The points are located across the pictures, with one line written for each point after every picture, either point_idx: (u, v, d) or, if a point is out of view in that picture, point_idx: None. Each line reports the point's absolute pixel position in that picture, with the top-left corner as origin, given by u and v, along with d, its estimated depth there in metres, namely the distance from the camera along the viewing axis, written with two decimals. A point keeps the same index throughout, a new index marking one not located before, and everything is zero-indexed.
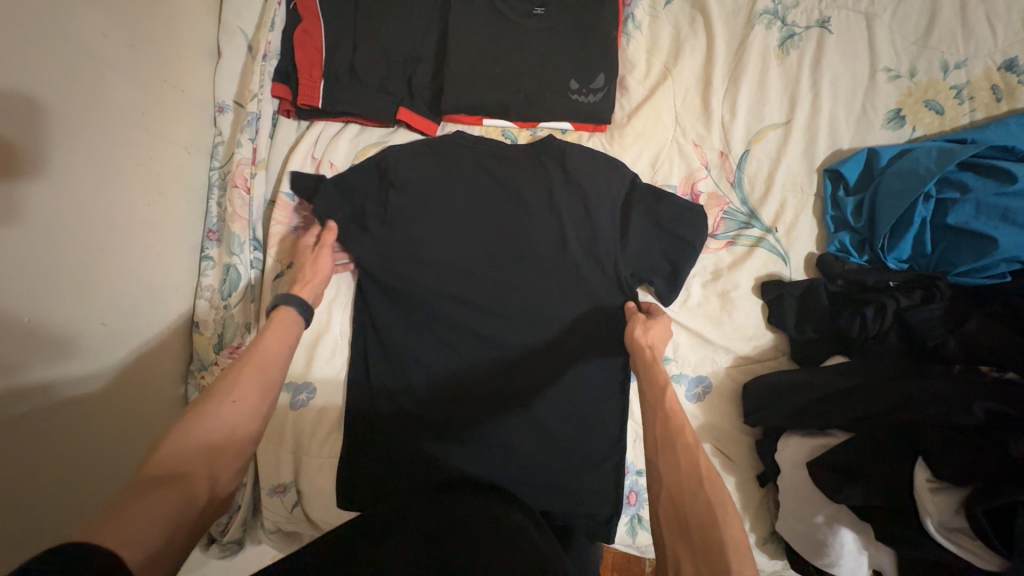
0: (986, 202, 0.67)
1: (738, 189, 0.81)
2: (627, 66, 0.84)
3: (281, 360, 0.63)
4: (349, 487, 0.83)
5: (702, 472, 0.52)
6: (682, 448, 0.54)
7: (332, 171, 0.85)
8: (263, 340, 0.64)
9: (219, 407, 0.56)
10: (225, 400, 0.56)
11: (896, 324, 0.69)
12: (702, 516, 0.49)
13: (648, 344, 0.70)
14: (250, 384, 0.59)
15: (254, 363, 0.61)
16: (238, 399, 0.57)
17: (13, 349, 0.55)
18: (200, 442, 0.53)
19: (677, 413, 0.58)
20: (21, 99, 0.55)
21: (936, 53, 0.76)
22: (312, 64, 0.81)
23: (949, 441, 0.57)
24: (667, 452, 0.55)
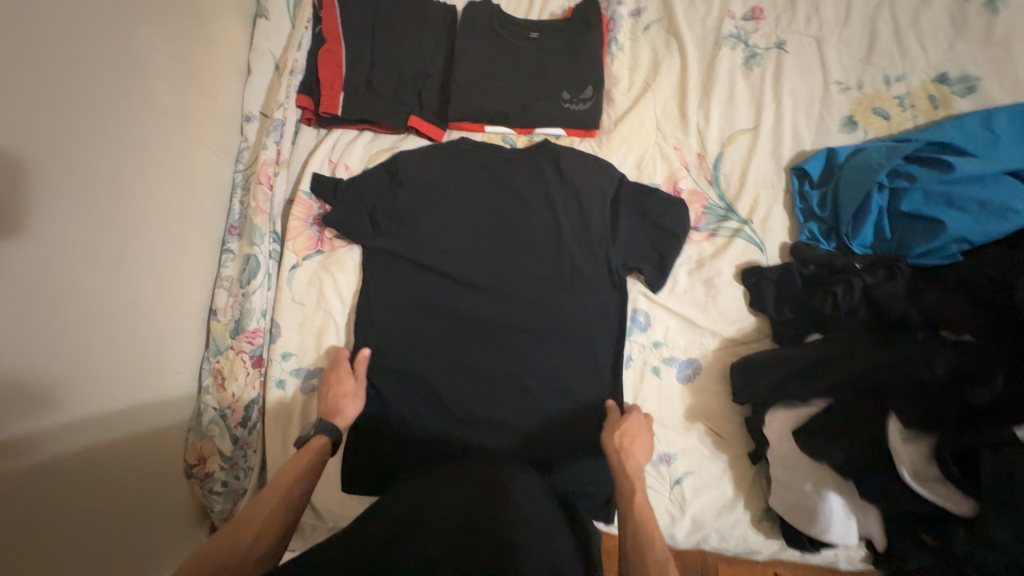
0: (932, 190, 0.76)
1: (715, 186, 0.90)
2: (613, 81, 0.94)
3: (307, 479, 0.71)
4: (356, 470, 0.85)
5: None
6: (655, 565, 0.62)
7: (347, 173, 0.93)
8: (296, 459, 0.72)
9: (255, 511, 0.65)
10: (252, 529, 0.63)
11: (863, 301, 0.74)
12: None
13: (618, 446, 0.78)
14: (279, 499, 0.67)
15: (276, 498, 0.67)
16: (260, 534, 0.63)
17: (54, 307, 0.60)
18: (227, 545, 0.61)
19: (648, 527, 0.67)
20: (79, 91, 0.63)
21: (878, 69, 0.88)
22: (333, 79, 0.91)
23: (916, 398, 0.62)
24: (640, 571, 0.62)
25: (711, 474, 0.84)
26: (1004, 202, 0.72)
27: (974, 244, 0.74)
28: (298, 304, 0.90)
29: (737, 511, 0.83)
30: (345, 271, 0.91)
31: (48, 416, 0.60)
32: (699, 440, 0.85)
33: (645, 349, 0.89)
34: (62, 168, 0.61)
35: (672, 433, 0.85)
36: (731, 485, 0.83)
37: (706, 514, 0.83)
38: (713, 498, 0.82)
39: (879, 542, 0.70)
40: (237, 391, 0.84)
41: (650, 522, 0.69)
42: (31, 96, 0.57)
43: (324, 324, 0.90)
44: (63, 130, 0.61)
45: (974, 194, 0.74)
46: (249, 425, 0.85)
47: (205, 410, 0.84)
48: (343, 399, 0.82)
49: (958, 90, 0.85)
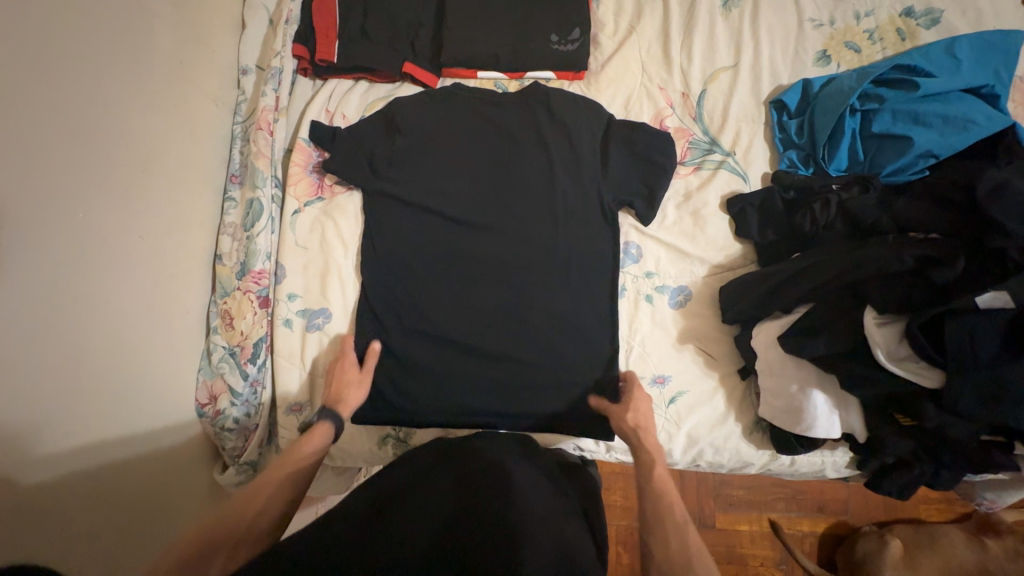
0: (900, 110, 0.81)
1: (699, 123, 0.94)
2: (599, 26, 0.98)
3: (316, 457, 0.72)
4: (365, 404, 0.88)
5: (693, 549, 0.61)
6: (673, 525, 0.64)
7: (344, 122, 0.95)
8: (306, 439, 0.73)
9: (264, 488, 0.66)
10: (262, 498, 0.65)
11: (840, 214, 0.80)
12: None
13: (635, 426, 0.79)
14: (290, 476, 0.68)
15: (286, 467, 0.69)
16: (269, 502, 0.65)
17: (63, 224, 0.62)
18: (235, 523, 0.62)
19: (667, 493, 0.69)
20: (74, 22, 0.65)
21: (849, 5, 0.93)
22: (327, 26, 0.93)
23: (887, 287, 0.68)
24: (658, 529, 0.65)
25: (704, 391, 0.88)
26: (964, 116, 0.78)
27: (940, 158, 0.80)
28: (302, 248, 0.92)
29: (729, 424, 0.87)
30: (346, 215, 0.93)
31: (69, 339, 0.62)
32: (692, 361, 0.89)
33: (638, 279, 0.93)
34: (62, 91, 0.63)
35: (666, 355, 0.90)
36: (723, 401, 0.88)
37: (701, 428, 0.87)
38: (707, 413, 0.87)
39: (859, 434, 0.75)
40: (245, 329, 0.86)
41: (670, 489, 0.70)
42: (27, 15, 0.59)
43: (327, 266, 0.92)
44: (63, 53, 0.63)
45: (938, 110, 0.79)
46: (258, 362, 0.87)
47: (215, 349, 0.87)
48: (348, 386, 0.82)
49: (923, 23, 0.91)
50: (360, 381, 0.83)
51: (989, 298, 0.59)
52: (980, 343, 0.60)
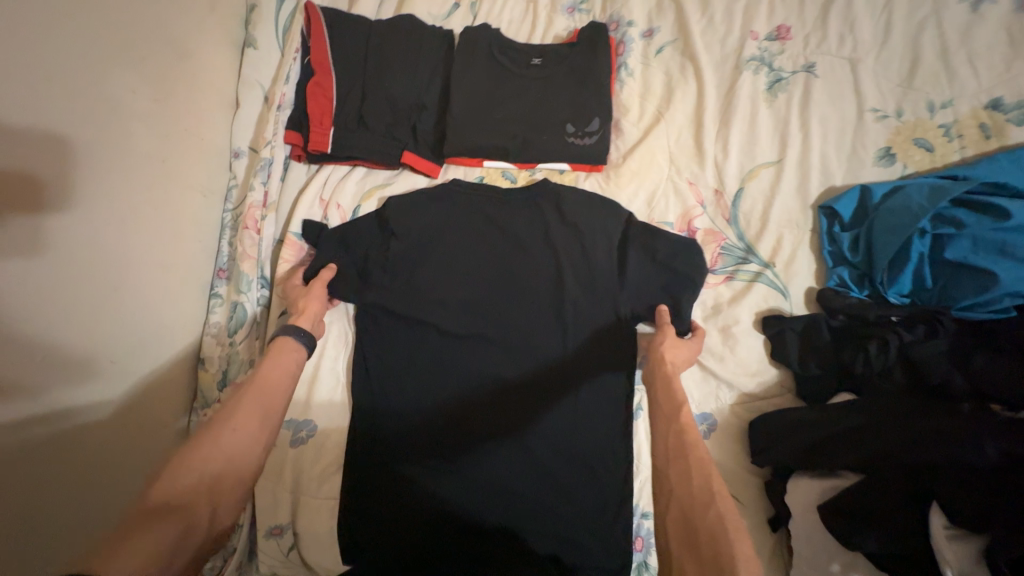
0: (984, 238, 0.67)
1: (734, 226, 0.83)
2: (622, 110, 0.87)
3: (282, 393, 0.62)
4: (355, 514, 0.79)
5: (713, 483, 0.51)
6: (691, 450, 0.55)
7: (340, 213, 0.89)
8: (267, 367, 0.64)
9: (222, 435, 0.55)
10: (229, 428, 0.55)
11: (899, 361, 0.67)
12: (711, 524, 0.48)
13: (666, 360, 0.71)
14: (254, 411, 0.58)
15: (254, 389, 0.60)
16: (238, 425, 0.56)
17: (31, 377, 0.56)
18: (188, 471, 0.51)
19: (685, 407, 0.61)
20: (50, 146, 0.58)
21: (921, 94, 0.79)
22: (322, 113, 0.86)
23: (963, 483, 0.54)
24: (668, 468, 0.55)
25: None
26: None
27: None
28: None
29: None
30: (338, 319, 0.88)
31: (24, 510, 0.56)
32: None
33: None
34: (32, 228, 0.56)
35: None
36: None
37: None
38: None
39: None
40: None
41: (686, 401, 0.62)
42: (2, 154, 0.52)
43: (316, 372, 0.86)
44: (34, 189, 0.56)
45: None
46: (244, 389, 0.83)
47: None
48: (301, 300, 0.78)
49: (1015, 117, 0.75)
50: (313, 292, 0.79)
51: None
52: None
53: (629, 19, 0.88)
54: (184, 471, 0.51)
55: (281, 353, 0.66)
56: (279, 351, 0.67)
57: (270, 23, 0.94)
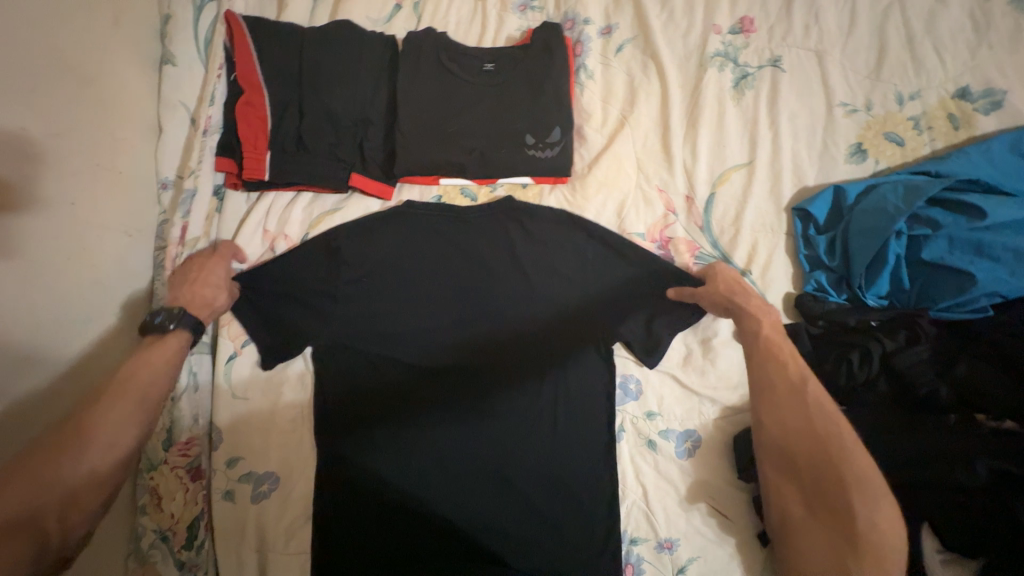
0: (959, 237, 0.66)
1: (708, 233, 0.79)
2: (583, 115, 0.81)
3: (162, 387, 0.61)
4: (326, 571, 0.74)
5: (818, 423, 0.55)
6: (789, 392, 0.57)
7: (288, 244, 0.81)
8: (148, 360, 0.62)
9: (92, 437, 0.54)
10: (98, 433, 0.55)
11: (883, 370, 0.65)
12: (820, 463, 0.54)
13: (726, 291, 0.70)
14: (133, 412, 0.58)
15: (130, 386, 0.59)
16: (107, 430, 0.55)
17: None
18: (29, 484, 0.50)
19: (777, 343, 0.62)
20: None
21: (890, 85, 0.76)
22: (257, 136, 0.78)
23: (953, 506, 0.54)
24: (773, 406, 0.58)
25: (718, 559, 0.75)
26: None
27: (1007, 298, 0.65)
28: (240, 400, 0.78)
29: None
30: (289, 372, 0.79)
31: None
32: (702, 522, 0.76)
33: (638, 421, 0.79)
34: None
35: (672, 517, 0.76)
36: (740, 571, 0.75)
37: None
38: None
39: None
40: (177, 512, 0.74)
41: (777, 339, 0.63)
42: None
43: (274, 420, 0.79)
44: None
45: (1007, 242, 0.64)
46: (192, 454, 0.76)
47: (144, 533, 0.74)
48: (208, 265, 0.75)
49: (981, 107, 0.74)
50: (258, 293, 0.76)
51: None
52: None
53: (585, 17, 0.82)
54: (33, 484, 0.50)
55: (166, 344, 0.64)
56: (157, 351, 0.62)
57: (187, 34, 0.82)
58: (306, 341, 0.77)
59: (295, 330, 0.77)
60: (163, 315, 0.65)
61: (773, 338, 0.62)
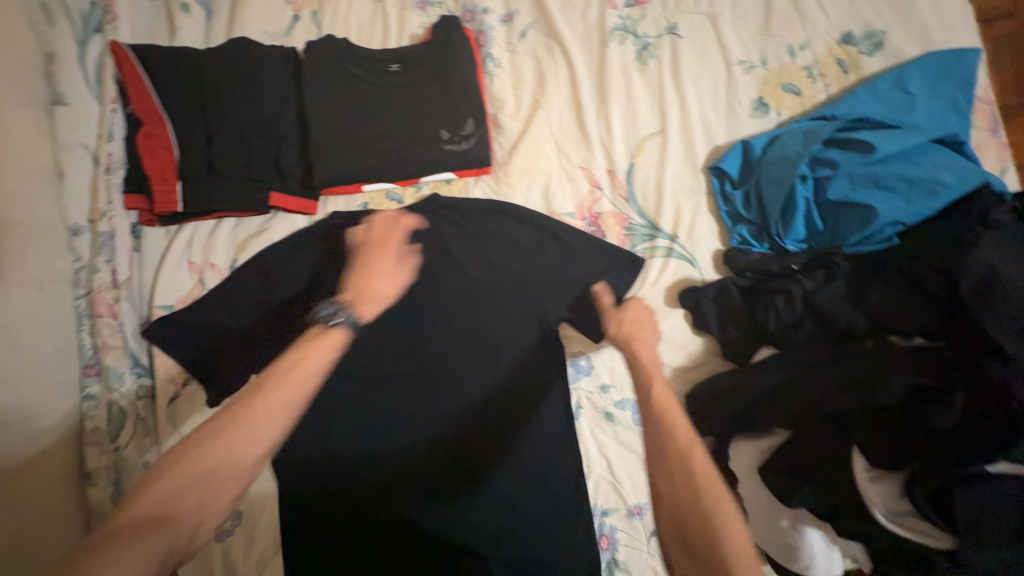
0: (857, 173, 0.70)
1: (633, 204, 0.80)
2: (496, 104, 0.82)
3: (312, 380, 0.52)
4: None
5: (699, 485, 0.51)
6: (677, 455, 0.53)
7: (215, 273, 0.79)
8: (298, 361, 0.52)
9: (229, 442, 0.46)
10: (237, 443, 0.46)
11: (806, 310, 0.68)
12: (700, 527, 0.50)
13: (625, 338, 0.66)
14: (281, 418, 0.48)
15: (279, 386, 0.49)
16: (255, 442, 0.46)
17: None
18: (188, 489, 0.44)
19: (670, 403, 0.57)
20: None
21: (780, 39, 0.80)
22: (164, 168, 0.75)
23: (875, 426, 0.56)
24: (662, 468, 0.53)
25: None
26: (928, 177, 0.68)
27: (908, 225, 0.69)
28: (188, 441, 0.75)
29: None
30: None
31: None
32: None
33: (593, 396, 0.81)
34: None
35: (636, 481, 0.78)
36: None
37: None
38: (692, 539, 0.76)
39: (865, 563, 0.63)
40: None
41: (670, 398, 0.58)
42: None
43: None
44: None
45: (899, 172, 0.69)
46: None
47: None
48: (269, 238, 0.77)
49: (866, 48, 0.79)
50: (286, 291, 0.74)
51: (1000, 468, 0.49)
52: (993, 513, 0.50)
53: (484, 7, 0.83)
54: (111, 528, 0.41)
55: (313, 360, 0.52)
56: (302, 348, 0.54)
57: (75, 70, 0.76)
58: (246, 371, 0.73)
59: (234, 361, 0.73)
60: (332, 306, 0.59)
61: (663, 398, 0.57)
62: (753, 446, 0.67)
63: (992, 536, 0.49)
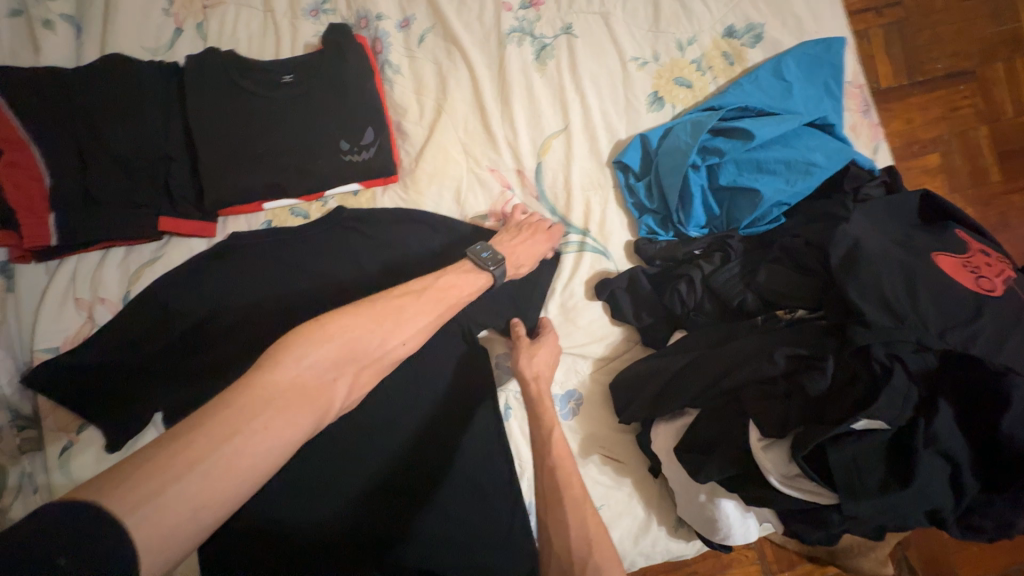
0: (742, 159, 0.74)
1: (545, 202, 0.81)
2: (400, 112, 0.81)
3: (460, 298, 0.62)
4: None
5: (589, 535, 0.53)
6: (572, 502, 0.56)
7: (107, 308, 0.73)
8: (457, 279, 0.63)
9: (381, 330, 0.52)
10: (389, 332, 0.53)
11: (707, 292, 0.72)
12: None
13: (533, 376, 0.70)
14: (420, 326, 0.56)
15: (431, 295, 0.59)
16: (389, 337, 0.53)
17: None
18: (282, 393, 0.42)
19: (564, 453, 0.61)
20: None
21: (669, 35, 0.83)
22: (31, 199, 0.69)
23: (764, 396, 0.60)
24: (554, 515, 0.56)
25: (620, 501, 0.78)
26: (804, 159, 0.73)
27: (791, 205, 0.74)
28: None
29: (653, 529, 0.79)
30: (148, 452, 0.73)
31: None
32: (599, 472, 0.78)
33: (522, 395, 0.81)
34: None
35: None
36: (641, 506, 0.79)
37: (626, 542, 0.78)
38: (628, 525, 0.78)
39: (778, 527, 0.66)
40: None
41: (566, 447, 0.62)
42: None
43: None
44: None
45: (778, 156, 0.73)
46: None
47: None
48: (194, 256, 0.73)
49: (747, 41, 0.84)
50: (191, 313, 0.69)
51: (864, 424, 0.53)
52: (864, 466, 0.53)
53: (378, 13, 0.81)
54: (298, 380, 0.44)
55: (465, 283, 0.63)
56: (457, 274, 0.63)
57: None
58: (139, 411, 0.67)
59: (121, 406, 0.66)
60: (489, 250, 0.67)
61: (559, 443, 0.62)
62: (669, 427, 0.70)
63: (864, 487, 0.53)
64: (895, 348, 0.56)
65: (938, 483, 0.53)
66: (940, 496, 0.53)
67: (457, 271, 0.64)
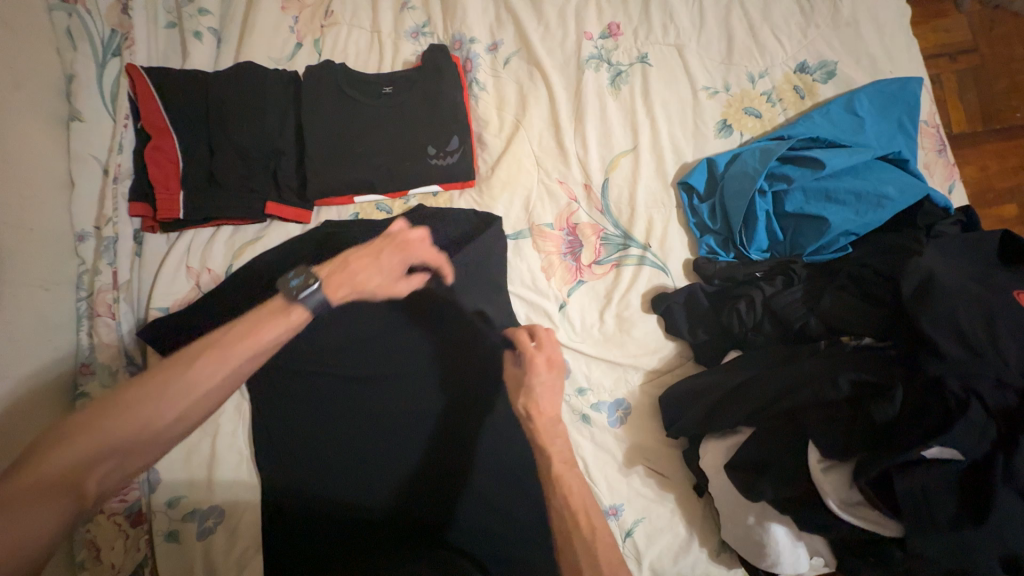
0: (810, 188, 0.76)
1: (608, 215, 0.85)
2: (482, 123, 0.88)
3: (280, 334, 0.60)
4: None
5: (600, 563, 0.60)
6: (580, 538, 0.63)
7: (211, 278, 0.81)
8: (262, 322, 0.59)
9: (172, 384, 0.53)
10: (178, 387, 0.53)
11: (767, 314, 0.73)
12: None
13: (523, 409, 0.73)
14: (216, 369, 0.55)
15: (248, 336, 0.58)
16: (203, 380, 0.54)
17: None
18: (48, 476, 0.47)
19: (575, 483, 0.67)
20: None
21: (741, 68, 0.87)
22: (168, 178, 0.81)
23: (826, 419, 0.60)
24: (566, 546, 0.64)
25: (662, 517, 0.78)
26: (875, 192, 0.74)
27: (859, 235, 0.74)
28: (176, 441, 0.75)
29: (693, 551, 0.77)
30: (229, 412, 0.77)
31: None
32: (642, 484, 0.79)
33: (571, 400, 0.79)
34: None
35: (615, 484, 0.78)
36: (683, 524, 0.78)
37: (664, 561, 0.76)
38: (668, 543, 0.76)
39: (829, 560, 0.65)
40: (118, 560, 0.71)
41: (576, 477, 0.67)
42: None
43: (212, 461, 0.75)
44: None
45: (848, 187, 0.75)
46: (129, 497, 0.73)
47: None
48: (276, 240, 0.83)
49: (820, 77, 0.86)
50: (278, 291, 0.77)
51: (937, 452, 0.53)
52: (935, 500, 0.52)
53: (471, 37, 0.90)
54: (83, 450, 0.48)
55: (263, 331, 0.59)
56: (260, 320, 0.59)
57: (93, 92, 0.82)
58: None
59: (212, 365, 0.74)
60: (297, 281, 0.62)
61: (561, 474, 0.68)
62: (722, 444, 0.70)
63: (934, 520, 0.52)
64: (970, 382, 0.55)
65: (1016, 527, 0.51)
66: (1016, 541, 0.51)
67: (268, 314, 0.60)
